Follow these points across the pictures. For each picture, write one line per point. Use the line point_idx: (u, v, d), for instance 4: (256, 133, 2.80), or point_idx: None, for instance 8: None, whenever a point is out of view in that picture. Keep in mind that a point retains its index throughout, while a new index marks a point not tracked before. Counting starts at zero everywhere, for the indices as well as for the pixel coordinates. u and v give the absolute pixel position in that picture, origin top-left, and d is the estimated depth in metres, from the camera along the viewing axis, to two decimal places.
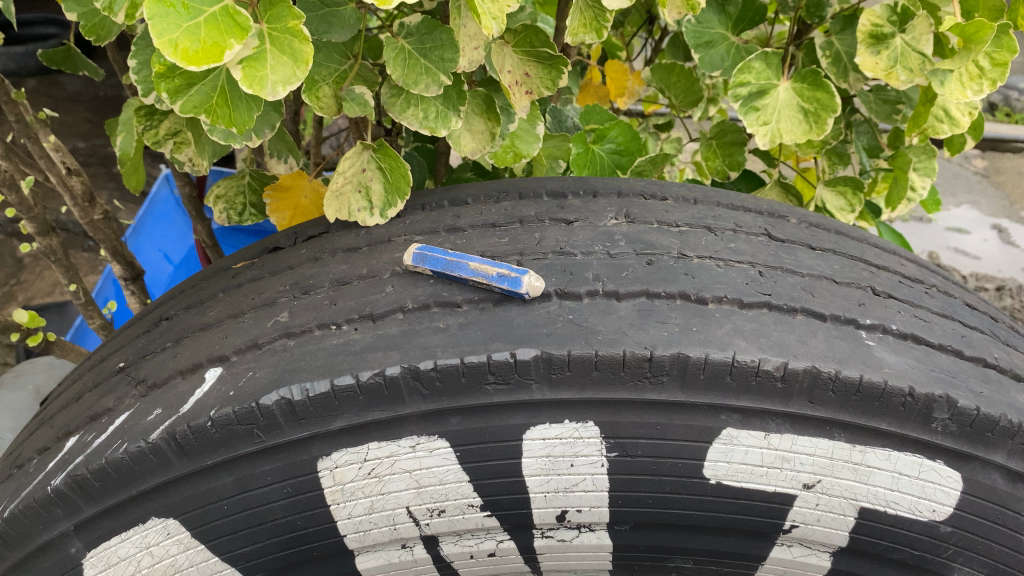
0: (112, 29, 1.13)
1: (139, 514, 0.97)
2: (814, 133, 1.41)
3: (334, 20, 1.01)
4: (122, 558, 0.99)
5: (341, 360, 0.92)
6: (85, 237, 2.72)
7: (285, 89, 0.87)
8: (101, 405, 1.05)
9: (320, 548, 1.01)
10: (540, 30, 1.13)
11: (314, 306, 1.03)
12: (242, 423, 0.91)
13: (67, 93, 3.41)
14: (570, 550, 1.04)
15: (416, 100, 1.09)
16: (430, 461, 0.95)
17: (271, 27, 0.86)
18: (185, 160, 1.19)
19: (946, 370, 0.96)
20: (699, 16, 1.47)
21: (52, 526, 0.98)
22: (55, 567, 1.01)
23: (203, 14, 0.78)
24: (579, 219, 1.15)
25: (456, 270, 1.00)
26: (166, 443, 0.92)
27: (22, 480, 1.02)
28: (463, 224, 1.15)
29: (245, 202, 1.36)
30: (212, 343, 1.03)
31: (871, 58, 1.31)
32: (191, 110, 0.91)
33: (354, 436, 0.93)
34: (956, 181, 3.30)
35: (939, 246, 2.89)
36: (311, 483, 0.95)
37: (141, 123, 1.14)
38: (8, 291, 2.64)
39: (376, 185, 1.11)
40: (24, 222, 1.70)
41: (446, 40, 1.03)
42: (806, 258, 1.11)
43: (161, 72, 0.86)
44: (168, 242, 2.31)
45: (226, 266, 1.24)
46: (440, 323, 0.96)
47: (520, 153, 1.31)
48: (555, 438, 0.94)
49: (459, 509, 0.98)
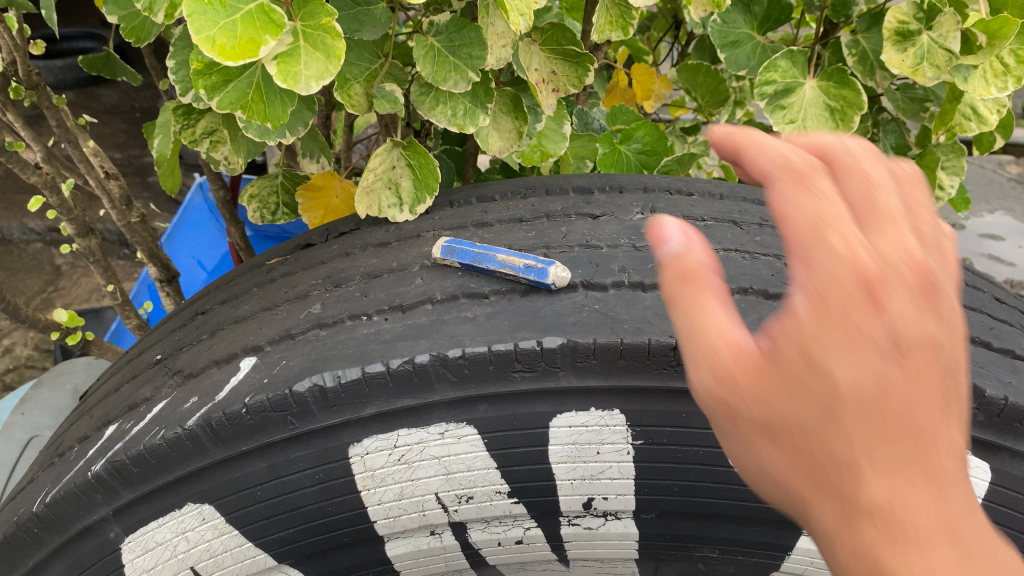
0: (151, 32, 1.16)
1: (175, 499, 1.00)
2: (841, 131, 1.42)
3: (365, 19, 1.03)
4: (159, 543, 1.02)
5: (372, 349, 0.94)
6: (121, 244, 2.78)
7: (319, 84, 0.89)
8: (139, 396, 1.08)
9: (351, 534, 1.03)
10: (566, 28, 1.15)
11: (346, 297, 1.06)
12: (276, 410, 0.93)
13: (104, 105, 3.49)
14: (596, 538, 1.05)
15: (445, 98, 1.11)
16: (458, 447, 0.96)
17: (305, 24, 0.89)
18: (221, 158, 1.22)
19: (973, 360, 0.96)
20: (725, 16, 1.48)
21: (92, 511, 1.01)
22: (95, 552, 1.04)
23: (240, 11, 0.80)
24: (605, 213, 1.16)
25: (484, 262, 1.02)
26: (202, 429, 0.95)
27: (63, 466, 1.05)
28: (491, 219, 1.17)
29: (278, 202, 1.38)
30: (247, 335, 1.06)
31: (897, 55, 1.30)
32: (227, 107, 0.94)
33: (385, 423, 0.95)
34: (990, 187, 3.25)
35: (973, 253, 2.86)
36: (343, 469, 0.97)
37: (178, 122, 1.16)
38: (46, 298, 2.70)
39: (405, 182, 1.13)
40: (64, 224, 1.74)
41: (475, 37, 1.05)
42: None
43: (199, 68, 0.89)
44: (201, 249, 2.35)
45: (260, 262, 1.27)
46: (468, 313, 0.98)
47: (547, 153, 1.33)
48: (581, 426, 0.95)
49: (487, 495, 1.00)
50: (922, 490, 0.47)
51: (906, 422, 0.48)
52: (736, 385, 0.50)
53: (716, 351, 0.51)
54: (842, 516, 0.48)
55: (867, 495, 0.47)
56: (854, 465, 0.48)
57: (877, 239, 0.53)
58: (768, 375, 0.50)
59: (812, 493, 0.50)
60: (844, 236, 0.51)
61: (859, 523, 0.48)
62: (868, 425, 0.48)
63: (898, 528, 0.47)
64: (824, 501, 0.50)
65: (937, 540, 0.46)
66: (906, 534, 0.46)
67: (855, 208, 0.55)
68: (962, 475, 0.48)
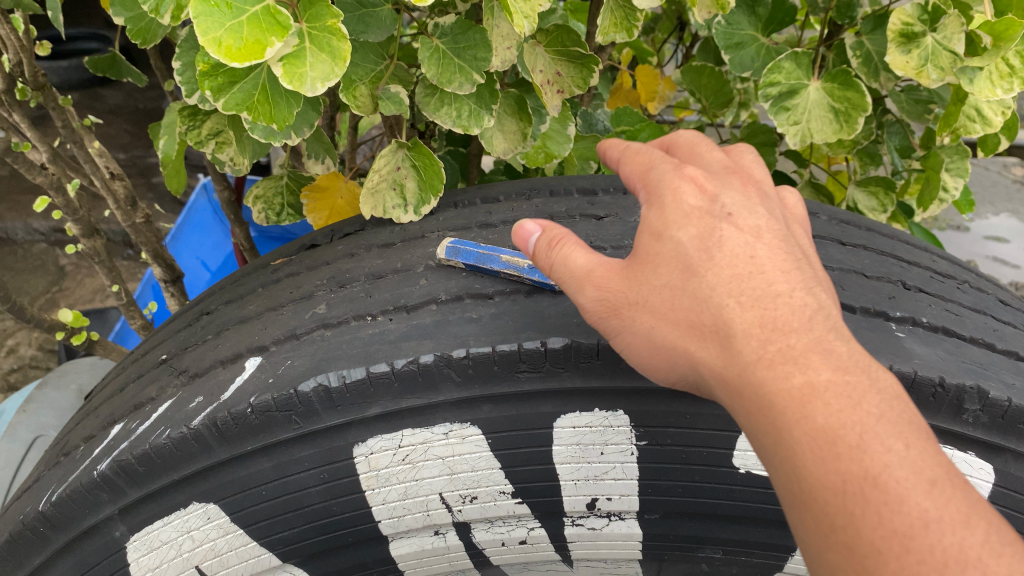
0: (158, 34, 1.16)
1: (180, 499, 1.00)
2: (845, 133, 1.42)
3: (371, 20, 1.04)
4: (165, 542, 1.03)
5: (377, 349, 0.94)
6: (125, 245, 2.79)
7: (324, 85, 0.90)
8: (145, 395, 1.08)
9: (356, 533, 1.03)
10: (571, 30, 1.15)
11: (350, 298, 1.06)
12: (281, 410, 0.93)
13: (109, 105, 3.50)
14: (600, 539, 1.05)
15: (450, 99, 1.12)
16: (462, 448, 0.97)
17: (311, 26, 0.89)
18: (227, 159, 1.22)
19: (977, 362, 0.96)
20: (730, 18, 1.48)
21: (98, 510, 1.02)
22: (100, 551, 1.04)
23: (246, 13, 0.81)
24: (610, 214, 1.17)
25: (489, 262, 1.03)
26: (207, 429, 0.95)
27: (69, 465, 1.06)
28: (495, 220, 1.18)
29: (283, 202, 1.39)
30: (252, 335, 1.06)
31: (902, 57, 1.31)
32: (233, 108, 0.94)
33: (389, 423, 0.95)
34: (995, 189, 3.24)
35: (977, 255, 2.86)
36: (347, 469, 0.97)
37: (184, 123, 1.16)
38: (51, 298, 2.71)
39: (410, 183, 1.13)
40: (69, 224, 1.74)
41: (479, 39, 1.05)
42: (836, 253, 1.12)
43: (205, 69, 0.90)
44: (205, 250, 2.36)
45: (265, 262, 1.28)
46: (472, 313, 0.98)
47: (551, 154, 1.34)
48: (585, 427, 0.96)
49: (491, 495, 1.00)
50: (778, 329, 0.74)
51: (755, 289, 0.77)
52: (630, 287, 0.82)
53: (596, 277, 0.84)
54: (725, 351, 0.76)
55: (741, 334, 0.75)
56: (722, 315, 0.77)
57: (710, 177, 0.87)
58: (646, 270, 0.82)
59: (694, 342, 0.78)
60: (689, 184, 0.85)
61: (739, 352, 0.74)
62: (728, 293, 0.77)
63: (771, 353, 0.73)
64: (712, 347, 0.77)
65: (808, 359, 0.72)
66: (778, 358, 0.72)
67: (708, 170, 0.90)
68: (808, 319, 0.75)
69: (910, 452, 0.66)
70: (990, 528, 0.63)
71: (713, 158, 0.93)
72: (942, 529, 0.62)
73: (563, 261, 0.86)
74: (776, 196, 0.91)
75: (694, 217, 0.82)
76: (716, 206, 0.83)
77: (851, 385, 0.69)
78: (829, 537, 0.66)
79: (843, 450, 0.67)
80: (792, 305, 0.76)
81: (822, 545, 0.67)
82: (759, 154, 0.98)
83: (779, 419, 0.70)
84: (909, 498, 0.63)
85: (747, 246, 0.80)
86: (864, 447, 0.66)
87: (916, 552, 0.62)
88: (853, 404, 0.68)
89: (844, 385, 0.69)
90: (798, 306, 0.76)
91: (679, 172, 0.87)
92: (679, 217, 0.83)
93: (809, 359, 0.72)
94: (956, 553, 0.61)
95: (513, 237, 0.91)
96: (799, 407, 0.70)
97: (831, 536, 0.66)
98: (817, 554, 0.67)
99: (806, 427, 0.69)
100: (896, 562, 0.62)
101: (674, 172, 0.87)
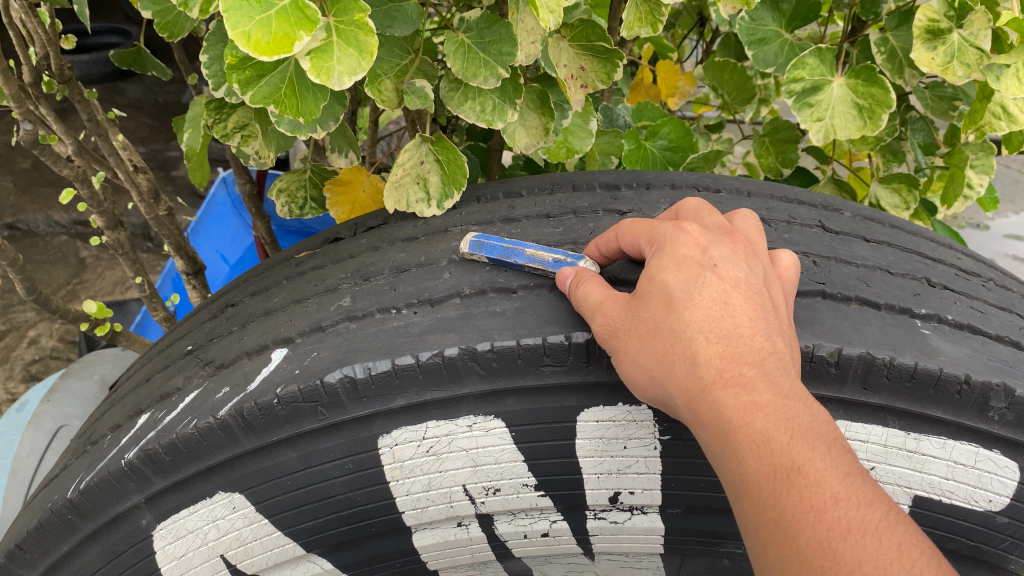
0: (185, 26, 1.18)
1: (206, 488, 1.01)
2: (869, 129, 1.41)
3: (397, 15, 1.04)
4: (190, 531, 1.04)
5: (402, 341, 0.95)
6: (146, 237, 2.81)
7: (350, 79, 0.91)
8: (170, 386, 1.10)
9: (379, 524, 1.04)
10: (596, 25, 1.15)
11: (375, 291, 1.07)
12: (307, 401, 0.94)
13: (129, 100, 3.53)
14: (622, 532, 1.06)
15: (473, 93, 1.12)
16: (486, 440, 0.97)
17: (338, 20, 0.89)
18: (252, 152, 1.23)
19: (1004, 360, 0.96)
20: (753, 14, 1.48)
21: (125, 498, 1.03)
22: (126, 539, 1.06)
23: (274, 7, 0.81)
24: (633, 210, 1.17)
25: (513, 257, 1.03)
26: (233, 419, 0.96)
27: (96, 454, 1.07)
28: (518, 214, 1.18)
29: (306, 196, 1.39)
30: (278, 327, 1.07)
31: (927, 53, 1.29)
32: (260, 101, 0.95)
33: (414, 415, 0.96)
34: (1016, 188, 3.21)
35: (997, 254, 2.83)
36: (371, 460, 0.98)
37: (211, 117, 1.17)
38: (72, 290, 2.73)
39: (434, 176, 1.13)
40: (94, 217, 1.75)
41: (504, 34, 1.05)
42: (860, 249, 1.12)
43: (233, 63, 0.90)
44: (224, 243, 2.38)
45: (289, 255, 1.29)
46: (496, 307, 0.98)
47: (572, 149, 1.34)
48: (608, 421, 0.96)
49: (514, 488, 1.01)
50: (737, 360, 0.80)
51: (724, 327, 0.82)
52: (630, 315, 0.87)
53: (605, 308, 0.89)
54: (689, 373, 0.81)
55: (703, 362, 0.80)
56: (690, 346, 0.82)
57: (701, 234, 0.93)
58: (640, 303, 0.87)
59: (665, 368, 0.82)
60: (686, 237, 0.91)
61: (701, 375, 0.80)
62: (700, 328, 0.82)
63: (728, 376, 0.79)
64: (679, 374, 0.81)
65: (757, 386, 0.78)
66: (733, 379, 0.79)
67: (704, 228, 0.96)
68: (764, 357, 0.81)
69: (831, 452, 0.74)
70: (889, 508, 0.72)
71: (712, 222, 0.99)
72: (849, 505, 0.71)
73: (582, 298, 0.92)
74: (766, 255, 0.96)
75: (684, 265, 0.88)
76: (705, 257, 0.89)
77: (790, 406, 0.77)
78: (762, 517, 0.73)
79: (779, 454, 0.74)
80: (752, 345, 0.81)
81: (756, 523, 0.74)
82: (759, 220, 1.03)
83: (727, 428, 0.77)
84: (824, 483, 0.72)
85: (723, 293, 0.85)
86: (793, 444, 0.74)
87: (827, 522, 0.70)
88: (789, 417, 0.76)
89: (783, 404, 0.76)
90: (757, 346, 0.82)
91: (680, 230, 0.93)
92: (671, 264, 0.89)
93: (758, 383, 0.78)
94: (858, 523, 0.70)
95: (555, 281, 0.98)
96: (744, 418, 0.76)
97: (763, 516, 0.73)
98: (752, 532, 0.74)
99: (747, 433, 0.76)
100: (811, 530, 0.70)
101: (677, 227, 0.93)
